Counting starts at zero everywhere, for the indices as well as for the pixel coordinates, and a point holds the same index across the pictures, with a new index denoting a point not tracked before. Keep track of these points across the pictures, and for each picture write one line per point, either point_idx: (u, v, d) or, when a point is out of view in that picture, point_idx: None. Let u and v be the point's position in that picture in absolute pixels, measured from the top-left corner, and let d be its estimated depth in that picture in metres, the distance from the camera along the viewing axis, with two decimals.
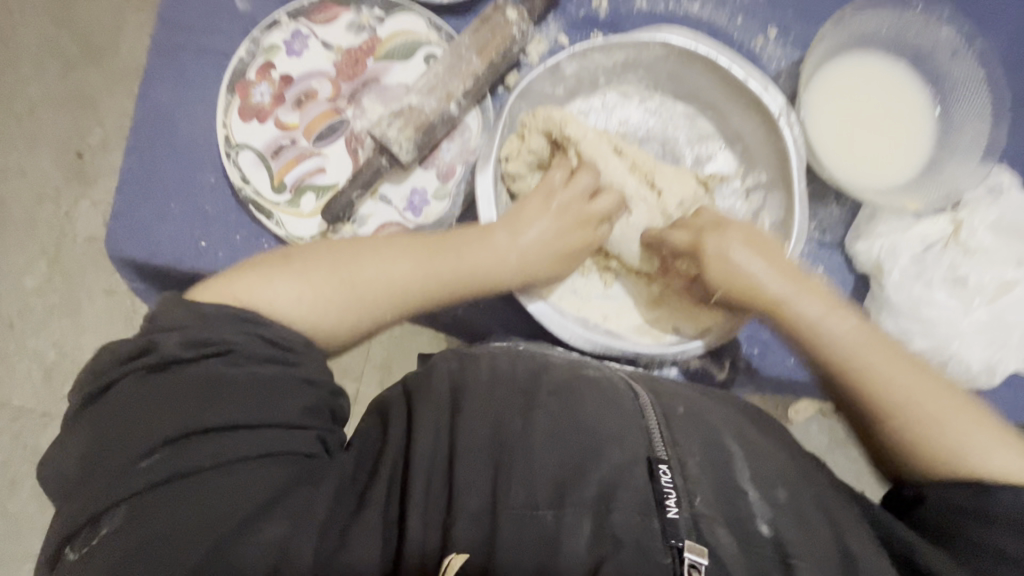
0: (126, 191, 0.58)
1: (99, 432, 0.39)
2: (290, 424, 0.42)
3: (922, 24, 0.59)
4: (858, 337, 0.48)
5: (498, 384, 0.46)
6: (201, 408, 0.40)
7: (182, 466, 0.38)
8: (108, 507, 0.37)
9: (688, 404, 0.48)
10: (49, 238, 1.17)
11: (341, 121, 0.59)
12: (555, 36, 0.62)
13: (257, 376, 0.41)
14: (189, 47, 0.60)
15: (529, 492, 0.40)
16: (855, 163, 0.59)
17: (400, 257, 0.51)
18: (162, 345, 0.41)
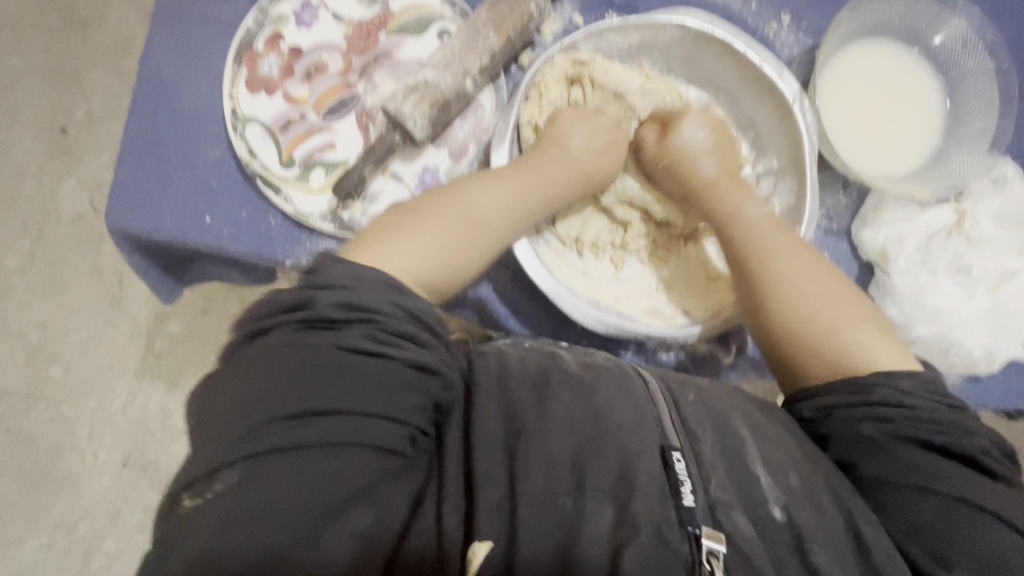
0: (127, 164, 0.56)
1: (223, 384, 0.37)
2: (402, 420, 0.38)
3: (934, 15, 0.60)
4: (810, 267, 0.51)
5: (511, 376, 0.44)
6: (325, 385, 0.36)
7: (296, 440, 0.35)
8: (221, 466, 0.35)
9: (698, 391, 0.47)
10: (32, 215, 1.14)
11: (352, 96, 0.57)
12: (569, 16, 0.61)
13: (377, 364, 0.38)
14: (193, 15, 0.58)
15: (550, 479, 0.39)
16: (868, 151, 0.59)
17: (503, 197, 0.52)
18: (317, 299, 0.39)
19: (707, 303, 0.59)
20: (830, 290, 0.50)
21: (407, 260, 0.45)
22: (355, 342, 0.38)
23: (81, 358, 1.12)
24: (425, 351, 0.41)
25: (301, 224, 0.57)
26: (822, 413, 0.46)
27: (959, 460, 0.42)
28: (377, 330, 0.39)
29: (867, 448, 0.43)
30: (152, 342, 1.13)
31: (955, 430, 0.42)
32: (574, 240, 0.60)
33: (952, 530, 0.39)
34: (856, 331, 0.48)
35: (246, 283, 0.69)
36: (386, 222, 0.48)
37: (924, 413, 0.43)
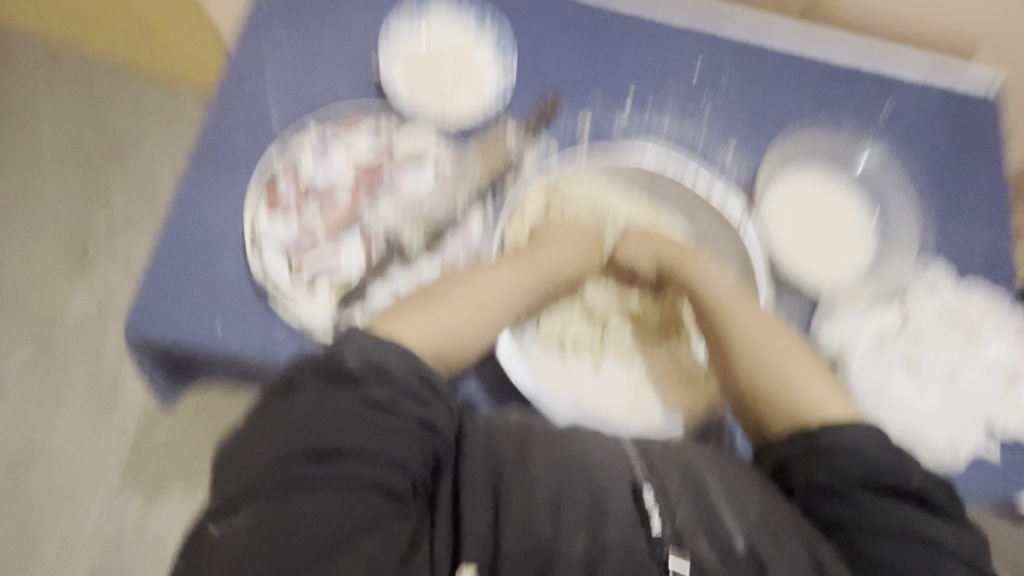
0: (150, 276, 0.63)
1: (260, 426, 0.42)
2: (403, 466, 0.43)
3: (847, 148, 0.73)
4: (760, 322, 0.61)
5: (498, 433, 0.49)
6: (351, 428, 0.42)
7: (321, 474, 0.40)
8: (252, 494, 0.39)
9: (664, 445, 0.52)
10: (32, 325, 1.19)
11: (357, 219, 0.66)
12: (546, 150, 0.72)
13: (388, 419, 0.43)
14: (225, 152, 0.68)
15: (530, 515, 0.44)
16: (811, 255, 0.67)
17: (507, 274, 0.61)
18: (349, 358, 0.44)
19: (681, 402, 0.63)
20: (776, 341, 0.60)
21: (416, 332, 0.53)
22: (374, 397, 0.43)
23: (57, 472, 1.12)
24: (433, 410, 0.46)
25: (303, 331, 0.62)
26: (780, 462, 0.52)
27: (900, 499, 0.47)
28: (391, 389, 0.44)
29: (823, 494, 0.48)
30: (137, 452, 1.15)
31: (893, 470, 0.48)
32: (556, 342, 0.65)
33: (899, 558, 0.44)
34: (812, 385, 0.57)
35: (243, 384, 0.72)
36: (399, 304, 0.56)
37: (868, 458, 0.48)
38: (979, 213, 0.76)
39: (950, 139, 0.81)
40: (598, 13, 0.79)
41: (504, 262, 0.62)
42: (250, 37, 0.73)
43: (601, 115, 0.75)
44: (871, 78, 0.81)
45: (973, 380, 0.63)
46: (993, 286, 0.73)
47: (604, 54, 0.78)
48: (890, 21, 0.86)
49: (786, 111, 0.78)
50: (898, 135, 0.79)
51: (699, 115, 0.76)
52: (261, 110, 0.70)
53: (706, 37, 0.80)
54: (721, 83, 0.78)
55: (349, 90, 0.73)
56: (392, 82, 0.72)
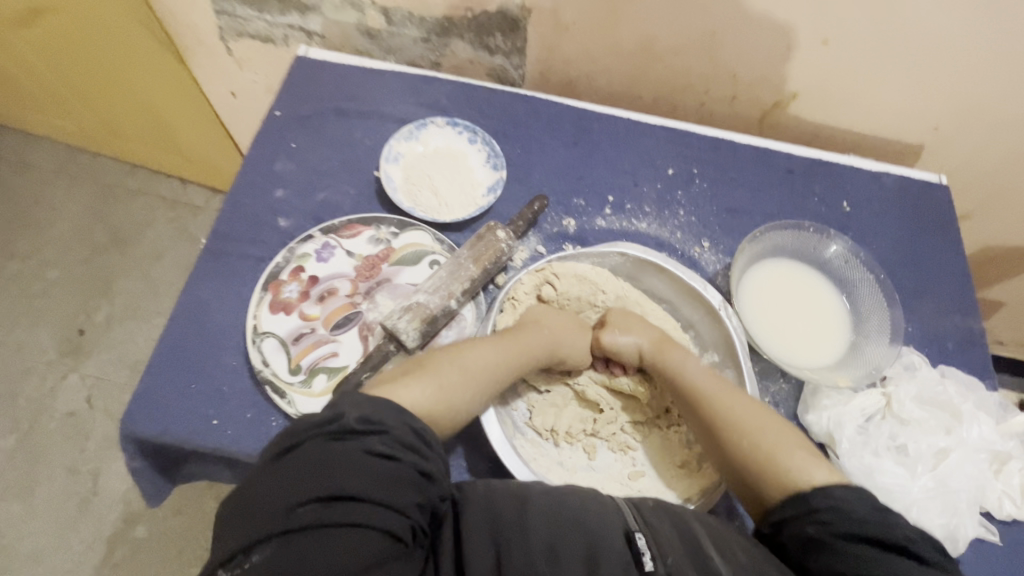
0: (153, 373, 0.65)
1: (264, 478, 0.43)
2: (405, 512, 0.44)
3: (817, 239, 0.77)
4: (729, 394, 0.61)
5: (497, 492, 0.51)
6: (352, 476, 0.42)
7: (322, 520, 0.40)
8: (258, 540, 0.40)
9: (656, 499, 0.55)
10: (12, 416, 1.30)
11: (356, 313, 0.69)
12: (535, 246, 0.77)
13: (389, 468, 0.44)
14: (234, 253, 0.73)
15: (528, 560, 0.46)
16: (788, 344, 0.70)
17: (495, 348, 0.61)
18: (346, 416, 0.46)
19: (675, 490, 0.63)
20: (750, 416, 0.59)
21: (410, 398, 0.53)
22: (373, 448, 0.45)
23: (29, 573, 1.16)
24: (426, 460, 0.47)
25: None
26: (776, 528, 0.52)
27: (892, 555, 0.46)
28: (389, 441, 0.46)
29: (817, 553, 0.47)
30: (114, 551, 1.19)
31: (882, 525, 0.47)
32: (550, 431, 0.66)
33: None
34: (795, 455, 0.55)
35: (235, 481, 0.72)
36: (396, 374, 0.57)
37: (858, 513, 0.48)
38: (945, 298, 0.81)
39: (910, 227, 0.87)
40: (579, 122, 0.88)
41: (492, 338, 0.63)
42: (264, 151, 0.81)
43: (585, 213, 0.81)
44: (830, 174, 0.89)
45: (965, 465, 0.62)
46: (968, 369, 0.76)
47: (586, 158, 0.86)
48: (838, 127, 0.97)
49: (754, 209, 0.85)
50: (861, 228, 0.86)
51: (674, 212, 0.83)
52: (270, 214, 0.76)
53: (678, 141, 0.88)
54: (693, 182, 0.85)
55: (353, 193, 0.79)
56: (391, 187, 0.78)
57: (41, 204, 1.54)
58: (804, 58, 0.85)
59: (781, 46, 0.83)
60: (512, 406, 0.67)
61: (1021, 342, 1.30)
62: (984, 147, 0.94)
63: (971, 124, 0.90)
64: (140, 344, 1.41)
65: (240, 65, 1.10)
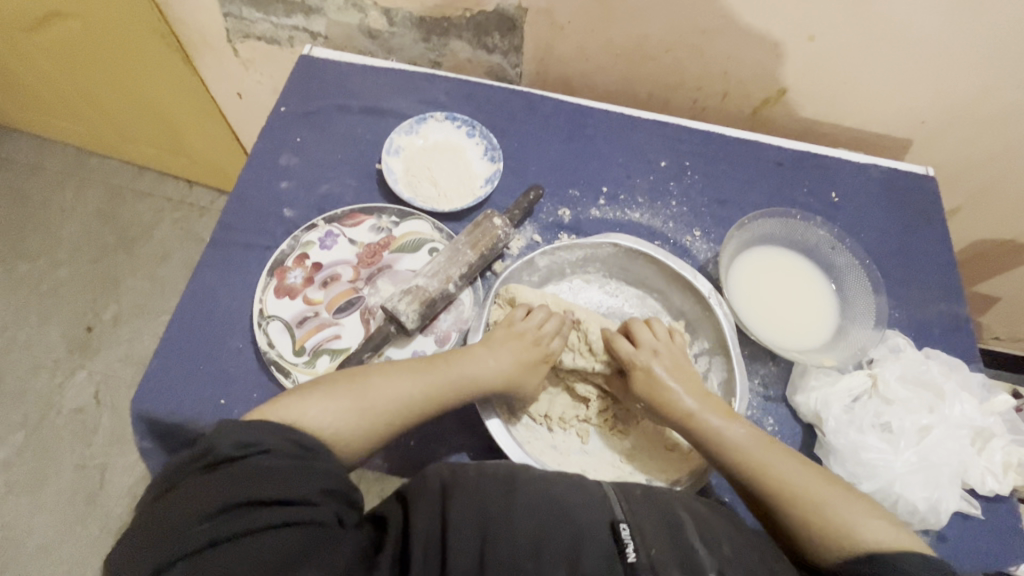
0: (162, 356, 0.67)
1: (154, 522, 0.44)
2: (312, 500, 0.46)
3: (804, 227, 0.79)
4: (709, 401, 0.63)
5: (483, 479, 0.52)
6: (238, 487, 0.44)
7: (223, 534, 0.42)
8: (161, 574, 0.41)
9: (645, 487, 0.55)
10: (22, 411, 1.33)
11: (358, 297, 0.72)
12: (531, 235, 0.80)
13: (282, 469, 0.46)
14: (240, 242, 0.76)
15: (513, 551, 0.47)
16: (776, 327, 0.73)
17: (411, 380, 0.59)
18: (216, 446, 0.46)
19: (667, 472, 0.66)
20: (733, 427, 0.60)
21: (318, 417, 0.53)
22: (252, 462, 0.46)
23: (38, 564, 1.19)
24: (318, 457, 0.49)
25: None
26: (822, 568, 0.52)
27: None
28: (276, 452, 0.47)
29: None
30: None
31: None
32: (544, 416, 0.68)
33: None
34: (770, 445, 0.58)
35: None
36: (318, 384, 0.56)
37: (908, 567, 0.48)
38: (931, 284, 0.84)
39: (897, 217, 0.89)
40: (574, 116, 0.91)
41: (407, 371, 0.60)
42: (269, 146, 0.83)
43: (579, 204, 0.84)
44: (818, 165, 0.91)
45: (947, 441, 0.64)
46: (954, 353, 0.78)
47: (580, 151, 0.88)
48: (827, 123, 0.99)
49: (744, 199, 0.87)
50: (850, 218, 0.88)
51: (666, 202, 0.86)
52: (275, 206, 0.79)
53: (670, 134, 0.91)
54: (685, 174, 0.88)
55: (355, 185, 0.82)
56: (392, 179, 0.81)
57: (52, 205, 1.58)
58: (793, 53, 0.87)
59: (769, 42, 0.86)
60: (507, 392, 0.69)
61: (1016, 336, 1.31)
62: (971, 141, 0.96)
63: (958, 117, 0.92)
64: (147, 341, 1.44)
65: (246, 66, 1.13)
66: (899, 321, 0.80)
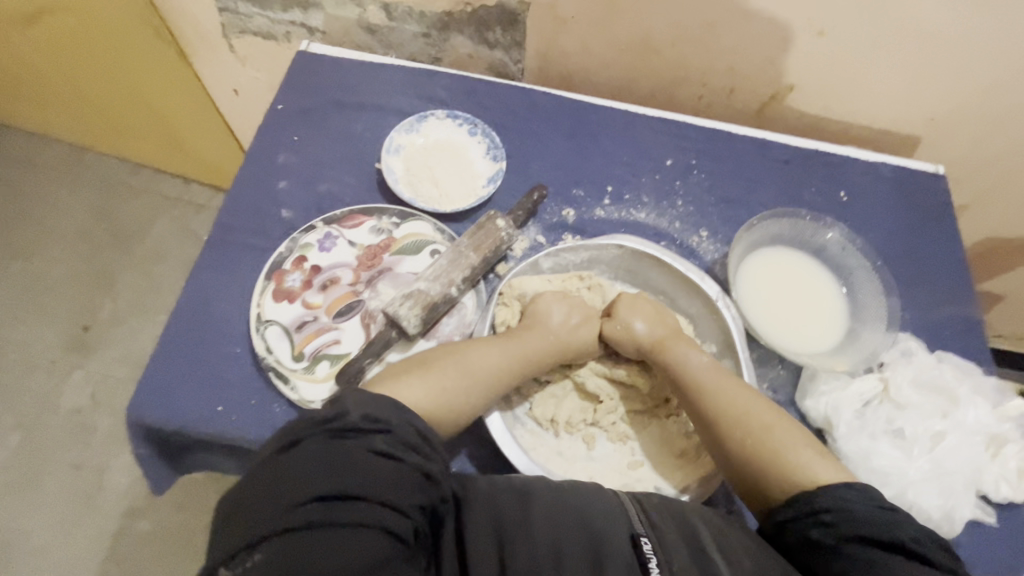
0: (157, 360, 0.66)
1: (267, 477, 0.43)
2: (408, 512, 0.44)
3: (814, 227, 0.78)
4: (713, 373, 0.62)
5: (498, 490, 0.53)
6: (358, 474, 0.43)
7: (326, 516, 0.41)
8: (262, 536, 0.40)
9: (660, 497, 0.55)
10: (18, 412, 1.32)
11: (357, 301, 0.70)
12: (534, 236, 0.78)
13: (394, 466, 0.45)
14: (237, 243, 0.74)
15: (534, 561, 0.47)
16: (787, 331, 0.71)
17: (501, 347, 0.63)
18: (350, 413, 0.47)
19: (674, 480, 0.64)
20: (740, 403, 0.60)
21: (416, 397, 0.55)
22: (378, 446, 0.46)
23: (35, 567, 1.17)
24: (429, 461, 0.48)
25: (302, 410, 0.64)
26: (781, 527, 0.52)
27: (896, 553, 0.47)
28: (393, 441, 0.47)
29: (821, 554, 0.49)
30: (118, 546, 1.20)
31: (880, 526, 0.48)
32: (550, 421, 0.67)
33: None
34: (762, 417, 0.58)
35: (239, 470, 0.72)
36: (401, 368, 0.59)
37: (859, 513, 0.49)
38: (942, 284, 0.82)
39: (906, 216, 0.87)
40: (578, 114, 0.89)
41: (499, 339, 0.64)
42: (266, 145, 0.81)
43: (583, 204, 0.82)
44: (826, 163, 0.90)
45: (961, 447, 0.63)
46: (966, 355, 0.77)
47: (584, 149, 0.86)
48: (835, 119, 0.97)
49: (751, 199, 0.86)
50: (860, 217, 0.86)
51: (673, 202, 0.84)
52: (273, 205, 0.77)
53: (675, 132, 0.89)
54: (691, 173, 0.86)
55: (354, 185, 0.80)
56: (392, 179, 0.79)
57: (46, 202, 1.56)
58: (802, 49, 0.85)
59: (777, 38, 0.84)
60: (512, 398, 0.68)
61: (1020, 334, 1.30)
62: (981, 139, 0.94)
63: (969, 114, 0.90)
64: (144, 340, 1.42)
65: (242, 62, 1.11)
66: (910, 323, 0.78)
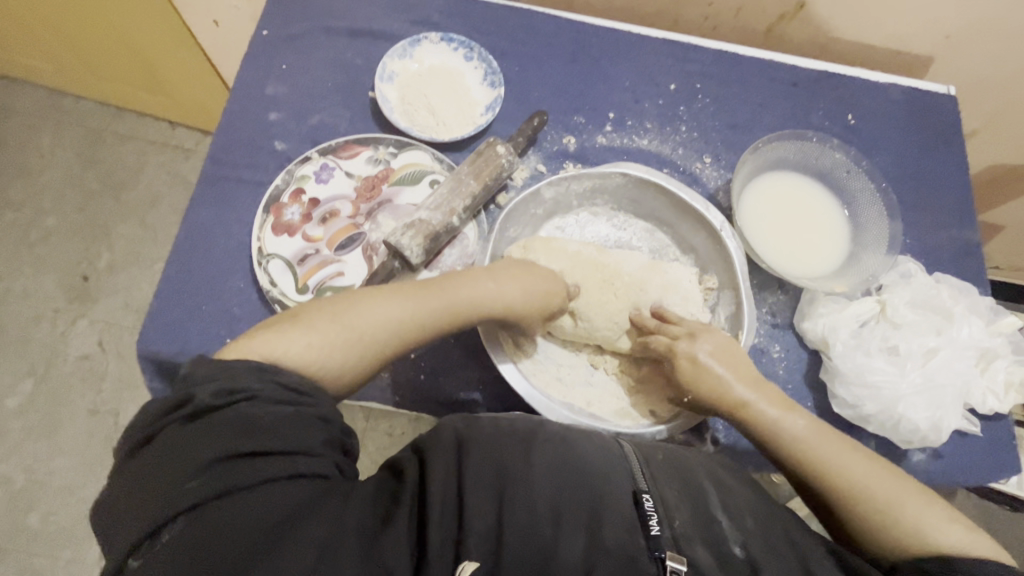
0: (163, 296, 0.66)
1: (140, 476, 0.39)
2: (314, 452, 0.43)
3: (820, 150, 0.76)
4: (804, 431, 0.56)
5: (500, 437, 0.50)
6: (241, 434, 0.40)
7: (228, 481, 0.38)
8: (163, 521, 0.37)
9: (666, 453, 0.55)
10: (30, 359, 1.34)
11: (358, 234, 0.70)
12: (535, 165, 0.77)
13: (274, 418, 0.42)
14: (232, 178, 0.72)
15: (532, 514, 0.44)
16: (789, 255, 0.71)
17: (392, 301, 0.56)
18: (197, 395, 0.42)
19: (670, 403, 0.67)
20: (811, 439, 0.55)
21: (283, 347, 0.48)
22: (243, 409, 0.42)
23: (63, 504, 1.24)
24: (313, 404, 0.46)
25: None
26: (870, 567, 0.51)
27: None
28: (259, 401, 0.43)
29: None
30: None
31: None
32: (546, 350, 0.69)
33: None
34: (804, 431, 0.56)
35: None
36: (273, 322, 0.51)
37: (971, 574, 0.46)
38: (945, 207, 0.82)
39: (913, 138, 0.86)
40: (579, 36, 0.85)
41: (395, 289, 0.57)
42: (253, 74, 0.78)
43: (584, 131, 0.80)
44: (835, 85, 0.87)
45: (953, 361, 0.65)
46: (962, 279, 0.78)
47: (584, 74, 0.83)
48: (845, 39, 0.93)
49: (757, 123, 0.83)
50: (866, 140, 0.84)
51: (676, 128, 0.82)
52: (266, 138, 0.75)
53: (680, 55, 0.85)
54: (695, 98, 0.83)
55: (348, 116, 0.77)
56: (387, 107, 0.77)
57: (30, 149, 1.51)
58: None
59: None
60: None
61: (1016, 266, 1.31)
62: (997, 58, 0.90)
63: (988, 31, 0.86)
64: (145, 288, 1.42)
65: None
66: (910, 247, 0.79)
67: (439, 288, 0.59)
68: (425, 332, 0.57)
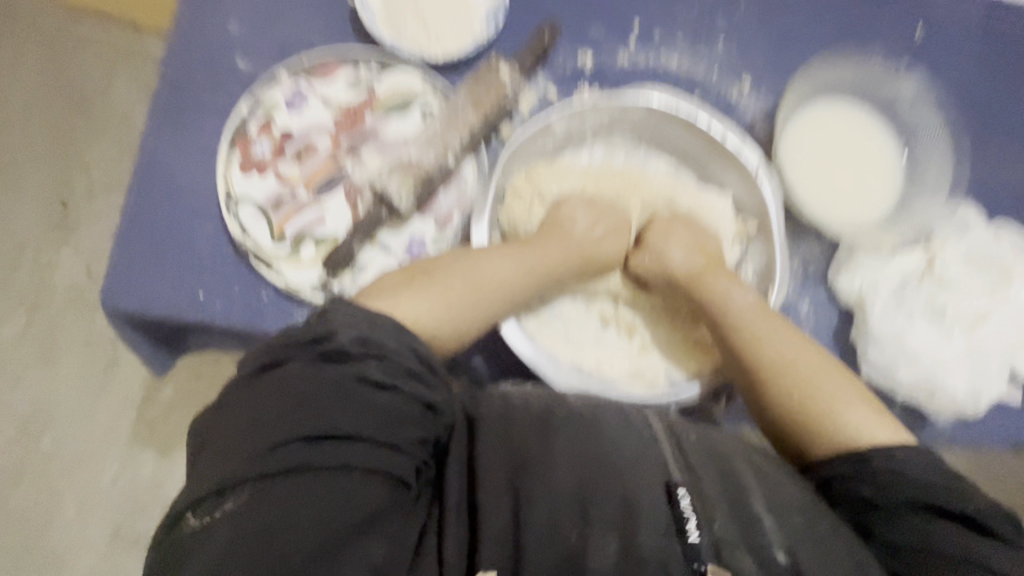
0: (124, 244, 0.58)
1: (240, 409, 0.38)
2: (403, 450, 0.39)
3: (884, 76, 0.65)
4: (753, 310, 0.56)
5: (513, 419, 0.46)
6: (346, 411, 0.38)
7: (301, 466, 0.36)
8: (235, 481, 0.35)
9: (700, 434, 0.48)
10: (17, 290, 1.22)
11: (340, 172, 0.61)
12: (545, 89, 0.65)
13: (384, 401, 0.39)
14: (190, 104, 0.62)
15: (554, 512, 0.40)
16: (834, 199, 0.62)
17: (508, 260, 0.55)
18: (339, 336, 0.41)
19: (686, 366, 0.61)
20: (777, 334, 0.55)
21: (413, 309, 0.49)
22: (371, 376, 0.40)
23: (71, 432, 1.18)
24: (428, 390, 0.42)
25: (292, 295, 0.58)
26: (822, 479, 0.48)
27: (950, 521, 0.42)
28: (386, 368, 0.41)
29: (864, 506, 0.45)
30: (144, 412, 1.19)
31: (940, 488, 0.44)
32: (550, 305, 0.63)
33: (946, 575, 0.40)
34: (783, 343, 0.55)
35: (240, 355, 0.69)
36: (388, 283, 0.51)
37: (915, 474, 0.44)
38: (1015, 143, 0.71)
39: (990, 57, 0.73)
40: None
41: (504, 251, 0.56)
42: None
43: (604, 47, 0.67)
44: None
45: (1005, 327, 0.59)
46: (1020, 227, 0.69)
47: None
48: None
49: (808, 38, 0.70)
50: (935, 59, 0.72)
51: (713, 43, 0.69)
52: (226, 54, 0.63)
53: None
54: (738, 4, 0.70)
55: (323, 26, 0.65)
56: (369, 15, 0.63)
57: None
58: None
59: None
60: None
61: None
62: None
63: None
64: None
65: None
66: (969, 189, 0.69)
67: (542, 242, 0.58)
68: (526, 296, 0.56)
